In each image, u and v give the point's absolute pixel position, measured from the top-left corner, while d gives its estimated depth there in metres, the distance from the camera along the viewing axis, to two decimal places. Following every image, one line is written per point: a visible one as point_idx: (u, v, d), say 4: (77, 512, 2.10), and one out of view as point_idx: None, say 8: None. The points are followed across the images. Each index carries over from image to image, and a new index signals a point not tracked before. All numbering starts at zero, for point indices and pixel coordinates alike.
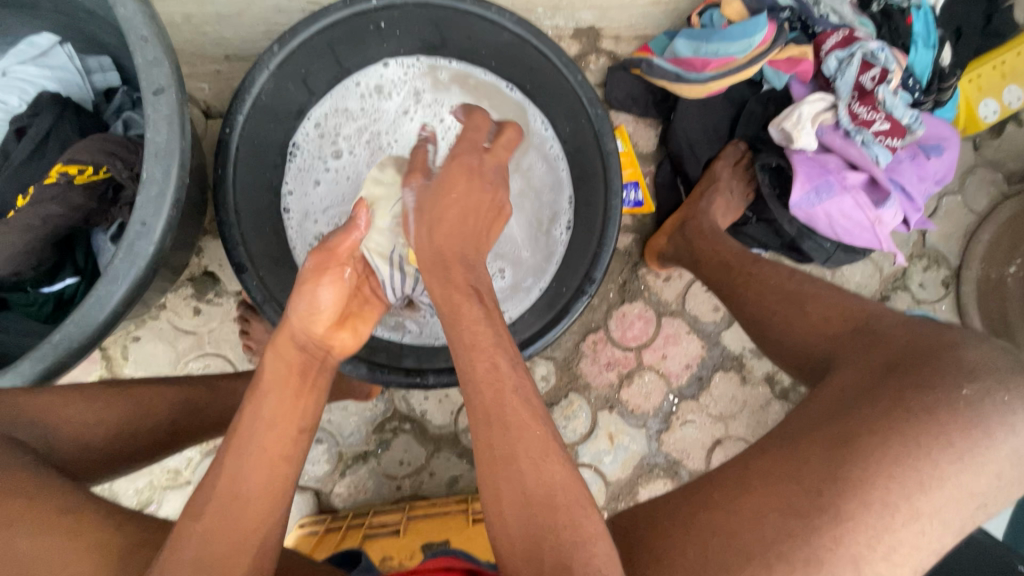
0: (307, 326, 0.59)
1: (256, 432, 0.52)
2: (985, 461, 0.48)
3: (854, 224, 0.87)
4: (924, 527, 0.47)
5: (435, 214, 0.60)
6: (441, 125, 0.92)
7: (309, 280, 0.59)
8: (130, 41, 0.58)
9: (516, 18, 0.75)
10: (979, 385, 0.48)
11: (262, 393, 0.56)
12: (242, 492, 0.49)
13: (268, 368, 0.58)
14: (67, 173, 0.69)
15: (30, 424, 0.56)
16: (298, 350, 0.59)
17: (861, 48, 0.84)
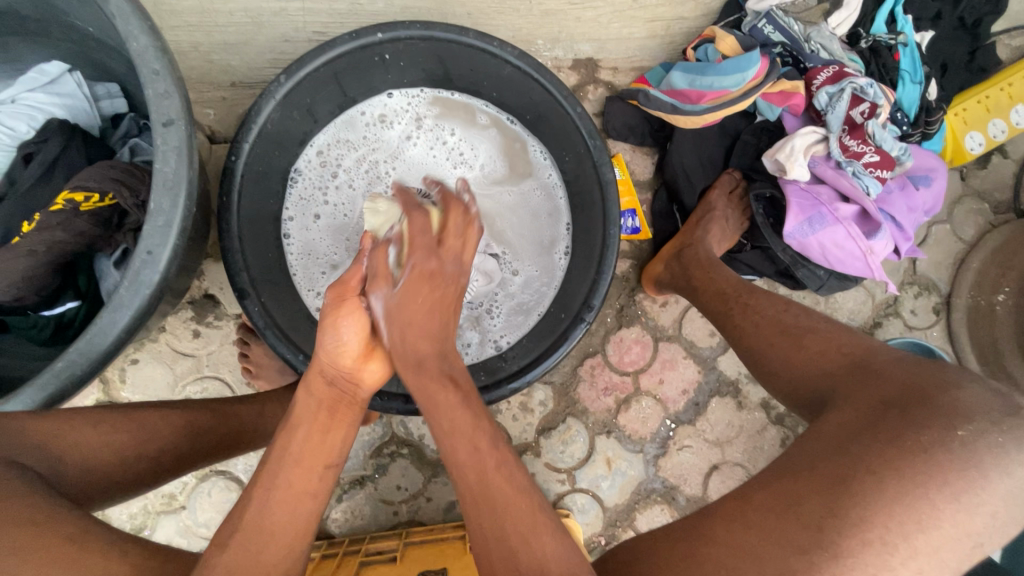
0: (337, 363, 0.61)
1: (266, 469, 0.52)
2: (982, 502, 0.48)
3: (847, 254, 0.89)
4: (924, 565, 0.47)
5: (403, 327, 0.59)
6: (444, 146, 0.94)
7: (330, 316, 0.61)
8: (142, 74, 0.59)
9: (517, 52, 0.77)
10: (975, 427, 0.49)
11: (295, 429, 0.57)
12: (273, 522, 0.51)
13: (300, 405, 0.59)
14: (74, 200, 0.69)
15: (35, 447, 0.54)
16: (331, 387, 0.60)
17: (851, 83, 0.87)
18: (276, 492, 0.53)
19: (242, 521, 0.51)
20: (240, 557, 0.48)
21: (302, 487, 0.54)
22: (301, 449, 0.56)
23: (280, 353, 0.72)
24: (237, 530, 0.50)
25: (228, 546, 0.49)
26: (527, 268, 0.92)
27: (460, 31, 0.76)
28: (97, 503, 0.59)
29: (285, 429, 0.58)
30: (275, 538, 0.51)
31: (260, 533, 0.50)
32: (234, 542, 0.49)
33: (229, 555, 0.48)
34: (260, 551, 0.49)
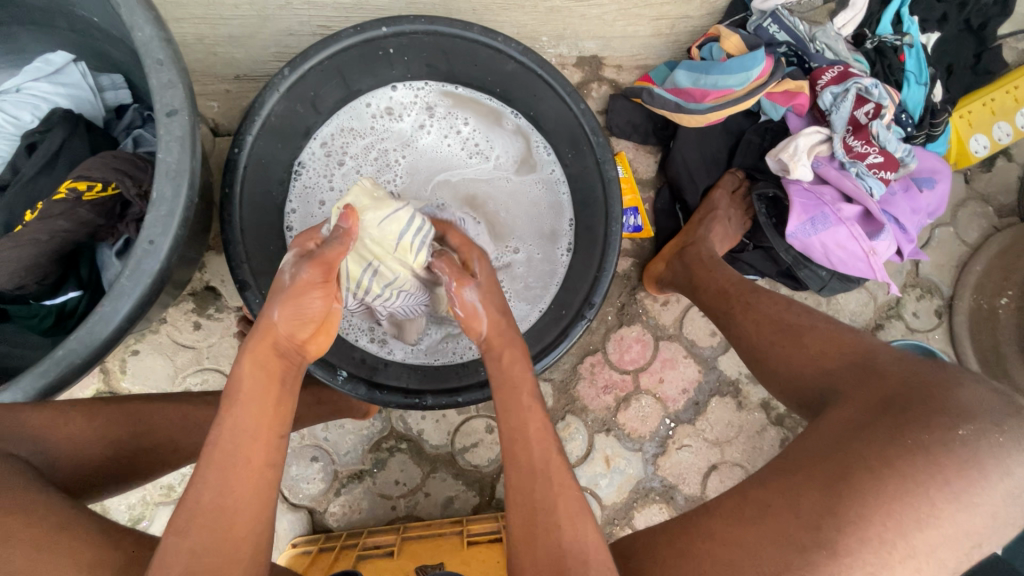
0: (290, 332, 0.59)
1: (241, 451, 0.51)
2: (981, 501, 0.48)
3: (849, 254, 0.88)
4: (921, 564, 0.47)
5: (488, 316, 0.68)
6: (457, 135, 0.94)
7: (302, 289, 0.59)
8: (146, 64, 0.59)
9: (521, 48, 0.77)
10: (975, 426, 0.49)
11: (244, 403, 0.54)
12: (233, 502, 0.49)
13: (246, 374, 0.56)
14: (77, 189, 0.70)
15: (29, 440, 0.55)
16: (277, 358, 0.58)
17: (856, 84, 0.87)
18: (232, 471, 0.50)
19: (202, 501, 0.49)
20: (206, 543, 0.47)
21: (259, 461, 0.52)
22: (253, 424, 0.53)
23: None
24: (194, 518, 0.48)
25: (189, 532, 0.47)
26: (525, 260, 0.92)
27: (464, 27, 0.76)
28: (96, 494, 0.60)
29: (227, 402, 0.54)
30: (243, 516, 0.49)
31: (230, 515, 0.49)
32: (195, 527, 0.47)
33: (190, 542, 0.47)
34: (224, 529, 0.48)
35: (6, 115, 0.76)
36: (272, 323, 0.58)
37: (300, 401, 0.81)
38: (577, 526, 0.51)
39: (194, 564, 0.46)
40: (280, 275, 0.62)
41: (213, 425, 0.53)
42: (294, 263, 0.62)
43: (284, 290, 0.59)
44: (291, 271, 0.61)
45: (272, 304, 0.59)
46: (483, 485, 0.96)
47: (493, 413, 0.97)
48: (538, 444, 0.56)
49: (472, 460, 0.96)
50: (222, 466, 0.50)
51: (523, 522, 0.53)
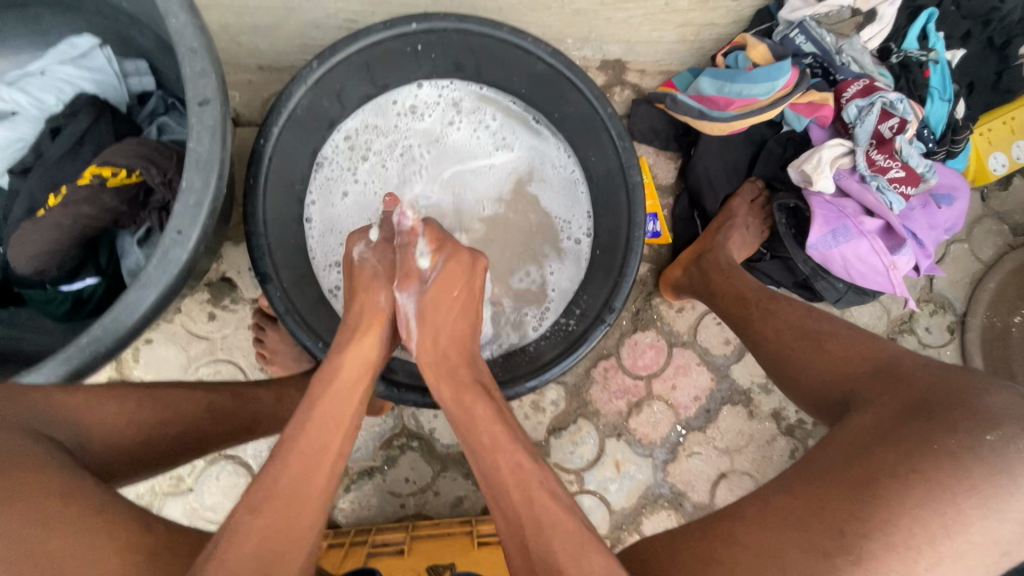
0: (387, 320, 0.67)
1: (324, 437, 0.55)
2: (1008, 508, 0.48)
3: (869, 267, 0.88)
4: (947, 571, 0.47)
5: (433, 330, 0.67)
6: (487, 130, 0.94)
7: (390, 274, 0.69)
8: (180, 52, 0.59)
9: (551, 50, 0.76)
10: (1002, 433, 0.49)
11: (341, 386, 0.59)
12: (316, 487, 0.52)
13: (352, 353, 0.62)
14: (101, 175, 0.69)
15: (60, 423, 0.54)
16: (378, 337, 0.66)
17: (881, 98, 0.86)
18: (312, 456, 0.53)
19: (279, 482, 0.50)
20: (278, 525, 0.48)
21: (337, 448, 0.56)
22: (342, 412, 0.57)
23: (301, 341, 0.72)
24: (268, 497, 0.49)
25: (261, 512, 0.48)
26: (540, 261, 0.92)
27: (494, 26, 0.75)
28: (125, 479, 0.60)
29: (323, 383, 0.59)
30: (311, 500, 0.51)
31: (303, 498, 0.50)
32: (268, 507, 0.48)
33: (260, 523, 0.47)
34: (296, 510, 0.50)
35: (31, 97, 0.75)
36: (380, 307, 0.67)
37: None
38: (579, 562, 0.48)
39: (267, 541, 0.46)
40: (361, 263, 0.70)
41: (307, 399, 0.57)
42: (369, 248, 0.71)
43: (382, 274, 0.69)
44: (375, 254, 0.70)
45: (379, 288, 0.68)
46: None
47: None
48: (518, 488, 0.55)
49: None
50: (307, 451, 0.53)
51: (525, 567, 0.51)
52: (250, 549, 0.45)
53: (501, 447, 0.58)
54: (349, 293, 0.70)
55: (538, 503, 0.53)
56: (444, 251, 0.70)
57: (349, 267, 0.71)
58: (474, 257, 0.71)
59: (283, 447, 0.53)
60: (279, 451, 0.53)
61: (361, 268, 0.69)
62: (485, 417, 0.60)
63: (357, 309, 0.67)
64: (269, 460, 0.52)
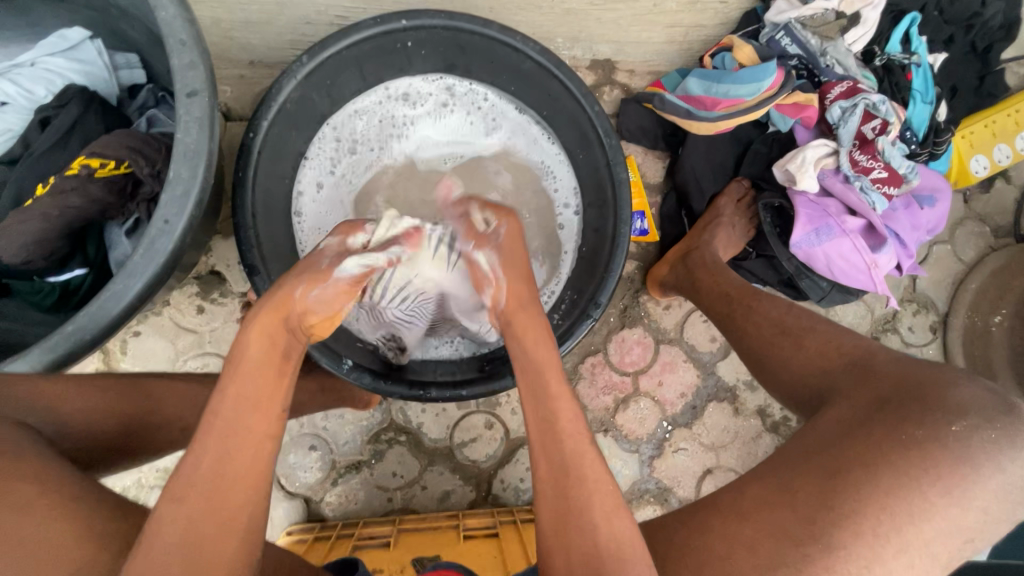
0: (301, 308, 0.60)
1: (243, 421, 0.52)
2: (975, 496, 0.49)
3: (852, 266, 0.90)
4: (915, 558, 0.48)
5: (511, 277, 0.66)
6: (479, 111, 0.94)
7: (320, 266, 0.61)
8: (169, 44, 0.59)
9: (539, 48, 0.77)
10: (968, 423, 0.50)
11: (256, 372, 0.55)
12: (235, 471, 0.50)
13: (256, 340, 0.57)
14: (89, 166, 0.70)
15: (43, 409, 0.55)
16: (286, 326, 0.59)
17: (864, 99, 0.88)
18: (228, 444, 0.51)
19: (200, 472, 0.49)
20: (203, 512, 0.48)
21: (261, 432, 0.53)
22: (254, 393, 0.54)
23: None
24: (192, 485, 0.48)
25: (183, 499, 0.48)
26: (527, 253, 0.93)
27: (483, 23, 0.76)
28: (105, 467, 0.60)
29: (233, 369, 0.56)
30: (230, 485, 0.49)
31: (224, 485, 0.49)
32: (192, 494, 0.48)
33: (188, 508, 0.47)
34: (219, 496, 0.49)
35: (20, 88, 0.76)
36: (293, 296, 0.59)
37: (305, 386, 0.81)
38: (612, 521, 0.51)
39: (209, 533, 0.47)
40: (315, 255, 0.63)
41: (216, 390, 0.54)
42: (334, 253, 0.64)
43: (313, 269, 0.61)
44: (329, 258, 0.63)
45: (297, 280, 0.60)
46: (480, 481, 0.96)
47: (492, 409, 0.97)
48: (571, 442, 0.54)
49: (470, 455, 0.96)
50: (224, 438, 0.51)
51: (554, 527, 0.52)
52: (174, 535, 0.46)
53: (560, 404, 0.57)
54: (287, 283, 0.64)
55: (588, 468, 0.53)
56: (504, 212, 0.70)
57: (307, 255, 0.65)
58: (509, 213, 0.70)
59: (203, 435, 0.52)
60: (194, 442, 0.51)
61: (314, 260, 0.63)
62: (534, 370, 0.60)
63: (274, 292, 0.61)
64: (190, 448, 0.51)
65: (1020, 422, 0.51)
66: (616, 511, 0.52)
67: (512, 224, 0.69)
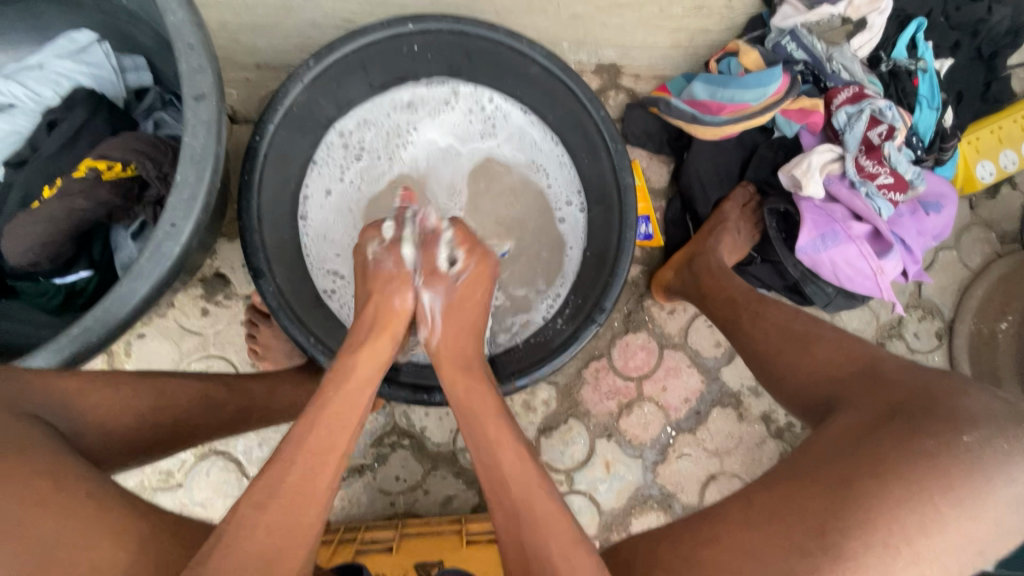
0: (404, 322, 0.68)
1: (334, 436, 0.55)
2: (986, 507, 0.49)
3: (858, 272, 0.90)
4: (924, 568, 0.48)
5: (455, 322, 0.70)
6: (483, 116, 0.94)
7: (403, 275, 0.69)
8: (177, 48, 0.59)
9: (545, 53, 0.78)
10: (980, 434, 0.50)
11: (354, 386, 0.60)
12: (322, 483, 0.52)
13: (365, 353, 0.63)
14: (96, 168, 0.70)
15: (56, 404, 0.55)
16: (390, 341, 0.66)
17: (870, 105, 0.88)
18: (318, 456, 0.53)
19: (288, 478, 0.51)
20: (284, 520, 0.49)
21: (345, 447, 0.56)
22: (349, 410, 0.58)
23: (291, 336, 0.73)
24: (278, 495, 0.50)
25: (266, 507, 0.49)
26: (531, 258, 0.93)
27: (490, 28, 0.77)
28: (116, 467, 0.60)
29: (336, 382, 0.60)
30: (314, 500, 0.51)
31: (308, 497, 0.51)
32: (273, 503, 0.49)
33: (267, 515, 0.49)
34: (303, 507, 0.50)
35: (28, 91, 0.76)
36: (394, 310, 0.68)
37: (310, 390, 0.81)
38: (571, 563, 0.50)
39: (269, 540, 0.47)
40: (377, 264, 0.70)
41: (314, 401, 0.57)
42: (380, 250, 0.71)
43: (390, 276, 0.69)
44: (383, 258, 0.70)
45: (390, 293, 0.68)
46: (483, 485, 0.96)
47: None
48: (519, 485, 0.56)
49: (473, 459, 0.96)
50: (317, 448, 0.54)
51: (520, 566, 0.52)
52: (255, 544, 0.47)
53: (504, 445, 0.58)
54: (363, 298, 0.70)
55: (538, 505, 0.54)
56: (474, 254, 0.71)
57: (365, 269, 0.71)
58: (486, 253, 0.73)
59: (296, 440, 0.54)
60: (284, 454, 0.53)
61: (377, 269, 0.70)
62: (493, 420, 0.61)
63: (372, 309, 0.68)
64: (280, 456, 0.53)
65: None
66: None
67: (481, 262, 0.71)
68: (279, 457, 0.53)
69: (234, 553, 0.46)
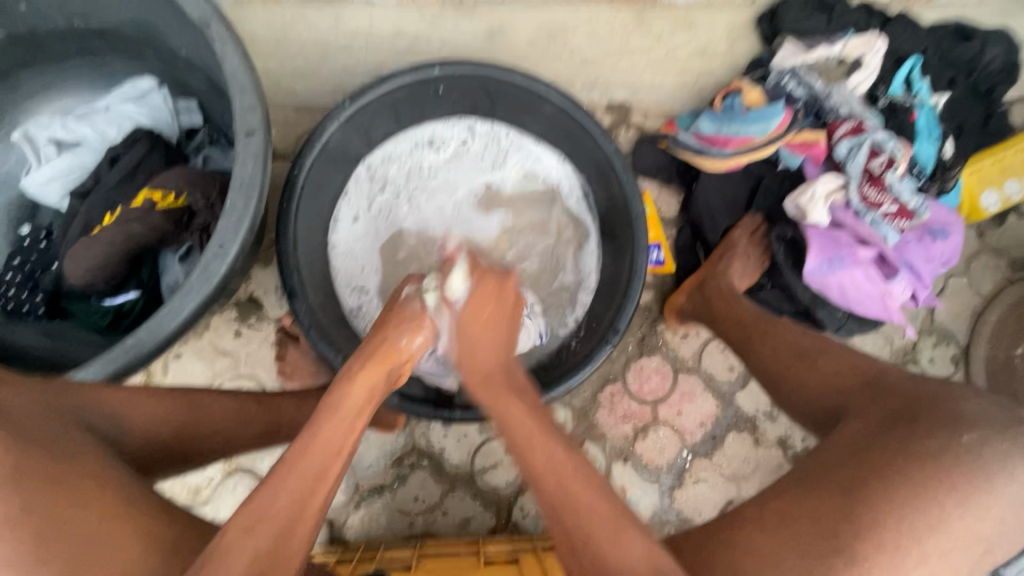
0: (402, 360, 0.69)
1: (325, 457, 0.55)
2: (989, 506, 0.50)
3: (864, 295, 0.93)
4: (933, 568, 0.49)
5: (471, 341, 0.70)
6: (498, 150, 1.00)
7: (418, 319, 0.70)
8: (232, 90, 0.67)
9: (560, 93, 0.84)
10: (976, 434, 0.52)
11: (347, 414, 0.59)
12: (316, 503, 0.52)
13: (360, 382, 0.63)
14: (152, 199, 0.77)
15: (105, 416, 0.59)
16: (388, 374, 0.67)
17: (869, 137, 0.93)
18: (311, 480, 0.52)
19: (277, 501, 0.50)
20: (273, 543, 0.48)
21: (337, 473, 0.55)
22: (341, 439, 0.57)
23: (321, 353, 0.77)
24: (265, 517, 0.49)
25: (255, 528, 0.48)
26: (546, 284, 0.97)
27: (509, 72, 0.83)
28: (160, 472, 0.64)
29: (329, 411, 0.59)
30: (305, 522, 0.50)
31: (300, 521, 0.50)
32: (263, 524, 0.49)
33: (256, 537, 0.48)
34: (287, 530, 0.49)
35: (96, 130, 0.85)
36: (399, 346, 0.68)
37: None
38: (617, 542, 0.51)
39: (259, 562, 0.47)
40: (405, 301, 0.72)
41: (307, 427, 0.57)
42: (414, 295, 0.73)
43: (407, 322, 0.70)
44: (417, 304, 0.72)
45: (401, 332, 0.69)
46: (500, 508, 0.97)
47: None
48: (553, 478, 0.56)
49: (490, 480, 0.97)
50: (305, 475, 0.52)
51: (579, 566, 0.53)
52: (242, 567, 0.45)
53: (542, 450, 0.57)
54: (374, 329, 0.71)
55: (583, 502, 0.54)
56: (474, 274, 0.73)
57: (395, 301, 0.73)
58: (501, 280, 0.74)
59: (281, 470, 0.53)
60: (275, 477, 0.52)
61: (404, 306, 0.72)
62: (519, 417, 0.61)
63: (376, 337, 0.69)
64: (265, 483, 0.52)
65: None
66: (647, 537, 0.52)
67: (486, 283, 0.73)
68: (268, 482, 0.52)
69: (225, 572, 0.45)
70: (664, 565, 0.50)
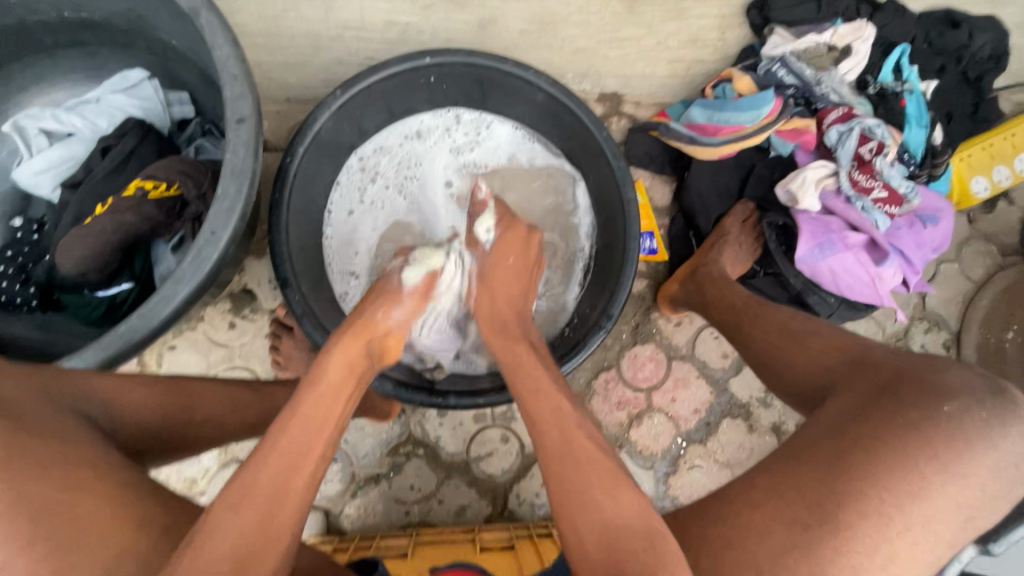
0: (380, 334, 0.70)
1: (306, 437, 0.55)
2: (971, 474, 0.51)
3: (856, 279, 0.93)
4: (918, 537, 0.50)
5: (488, 292, 0.75)
6: (488, 139, 1.00)
7: (394, 294, 0.74)
8: (223, 77, 0.67)
9: (550, 81, 0.84)
10: (959, 403, 0.52)
11: (328, 388, 0.61)
12: (300, 481, 0.52)
13: (338, 357, 0.64)
14: (144, 188, 0.76)
15: (97, 402, 0.59)
16: (367, 349, 0.68)
17: (859, 123, 0.94)
18: (291, 459, 0.53)
19: (259, 482, 0.50)
20: (258, 520, 0.48)
21: (319, 450, 0.55)
22: (320, 415, 0.57)
23: (314, 340, 0.77)
24: (249, 494, 0.49)
25: (241, 506, 0.48)
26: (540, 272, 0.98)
27: (499, 60, 0.84)
28: (154, 458, 0.64)
29: (310, 385, 0.60)
30: (290, 502, 0.50)
31: (283, 498, 0.50)
32: (248, 503, 0.49)
33: (242, 517, 0.48)
34: (272, 510, 0.49)
35: (86, 121, 0.84)
36: (375, 321, 0.70)
37: None
38: (612, 496, 0.51)
39: (244, 541, 0.47)
40: (386, 278, 0.77)
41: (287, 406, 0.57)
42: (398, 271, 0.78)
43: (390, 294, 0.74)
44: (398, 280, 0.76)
45: (378, 308, 0.71)
46: (496, 495, 0.97)
47: (508, 423, 0.99)
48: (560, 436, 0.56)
49: (486, 469, 0.97)
50: (286, 453, 0.53)
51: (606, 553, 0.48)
52: (228, 545, 0.46)
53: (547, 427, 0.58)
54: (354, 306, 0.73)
55: (580, 470, 0.53)
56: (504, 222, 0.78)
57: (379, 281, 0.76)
58: (530, 229, 0.78)
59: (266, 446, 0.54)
60: (258, 455, 0.53)
61: (383, 283, 0.76)
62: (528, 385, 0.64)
63: (352, 318, 0.70)
64: (248, 464, 0.52)
65: (1010, 404, 0.53)
66: (643, 496, 0.52)
67: (513, 231, 0.77)
68: (252, 463, 0.52)
69: (212, 554, 0.45)
70: (657, 529, 0.50)
